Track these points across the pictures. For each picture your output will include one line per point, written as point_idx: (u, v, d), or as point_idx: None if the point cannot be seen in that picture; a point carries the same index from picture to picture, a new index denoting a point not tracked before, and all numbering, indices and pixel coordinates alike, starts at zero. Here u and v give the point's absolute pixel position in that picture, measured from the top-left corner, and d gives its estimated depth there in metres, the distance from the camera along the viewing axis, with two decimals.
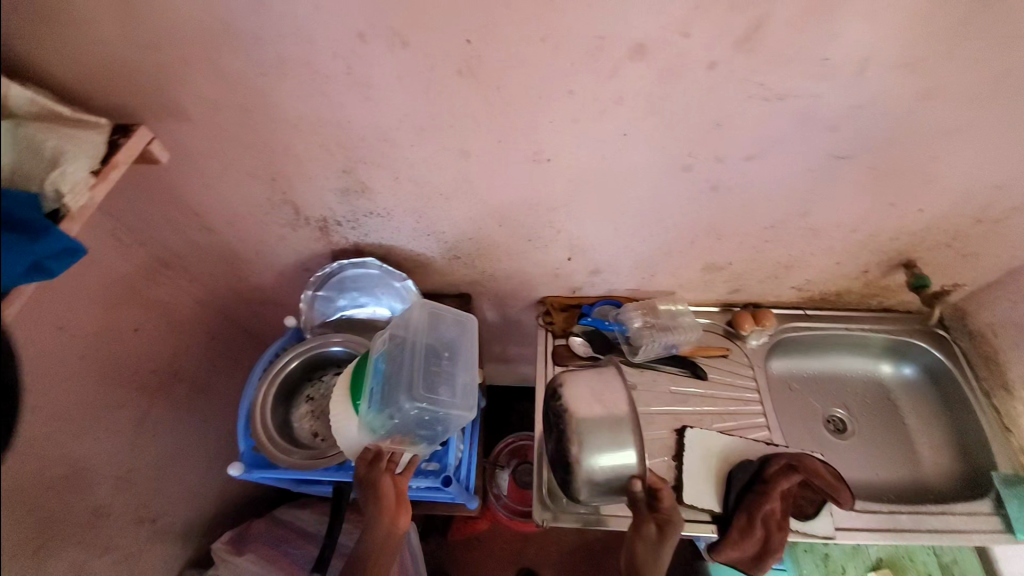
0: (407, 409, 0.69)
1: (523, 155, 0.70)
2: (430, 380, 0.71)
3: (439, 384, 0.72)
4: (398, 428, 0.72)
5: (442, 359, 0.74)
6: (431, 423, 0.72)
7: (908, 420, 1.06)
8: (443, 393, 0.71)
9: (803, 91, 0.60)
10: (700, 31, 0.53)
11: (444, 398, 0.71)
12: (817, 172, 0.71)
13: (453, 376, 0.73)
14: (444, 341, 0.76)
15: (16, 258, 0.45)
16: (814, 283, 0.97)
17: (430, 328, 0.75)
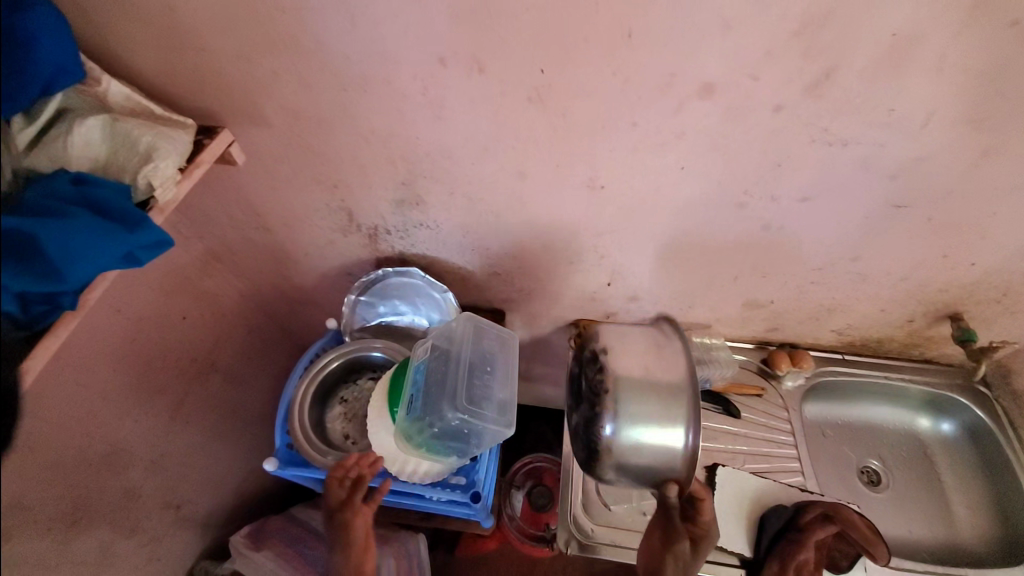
0: (449, 417, 0.70)
1: (579, 181, 0.72)
2: (472, 393, 0.73)
3: (481, 397, 0.73)
4: (436, 436, 0.73)
5: (484, 373, 0.75)
6: (469, 434, 0.73)
7: (948, 478, 1.02)
8: (484, 406, 0.73)
9: (865, 139, 0.61)
10: (770, 76, 0.55)
11: (485, 412, 0.72)
12: (872, 218, 0.71)
13: (494, 391, 0.75)
14: (486, 355, 0.77)
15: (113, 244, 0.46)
16: (855, 328, 0.95)
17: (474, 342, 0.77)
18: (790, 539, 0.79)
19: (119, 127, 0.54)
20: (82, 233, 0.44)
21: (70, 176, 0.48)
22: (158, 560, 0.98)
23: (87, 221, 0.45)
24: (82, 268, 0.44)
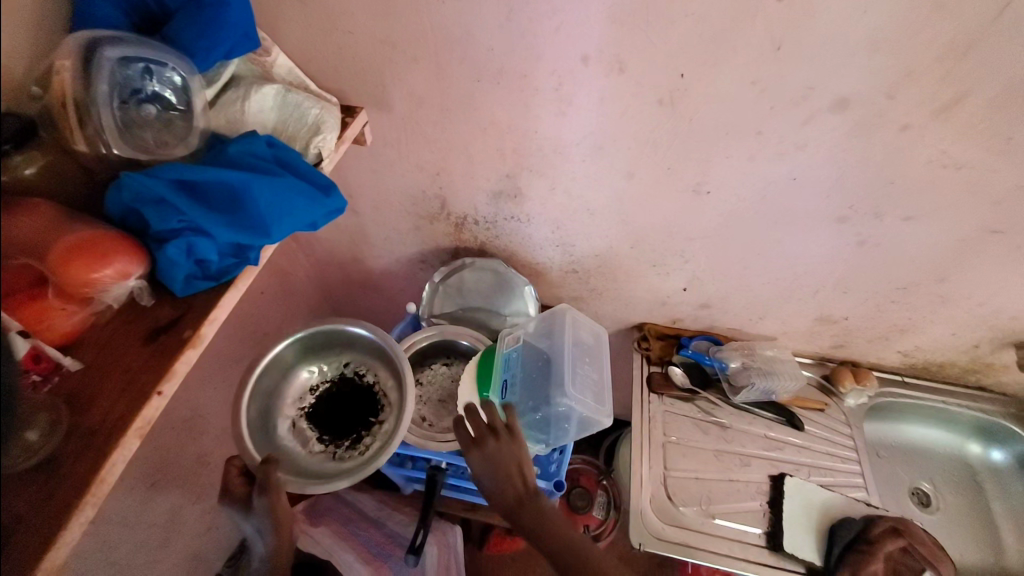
0: (557, 402, 0.75)
1: (686, 184, 0.74)
2: (576, 381, 0.78)
3: (582, 386, 0.77)
4: (534, 421, 0.77)
5: (585, 364, 0.81)
6: (569, 422, 0.77)
7: (996, 505, 1.03)
8: (586, 395, 0.77)
9: (980, 164, 0.63)
10: (905, 97, 0.58)
11: (587, 401, 0.77)
12: (966, 241, 0.73)
13: (594, 382, 0.80)
14: (584, 347, 0.83)
15: (309, 207, 0.50)
16: (921, 350, 0.97)
17: (573, 333, 0.83)
18: (861, 552, 0.81)
19: (292, 98, 0.57)
20: (285, 192, 0.49)
21: (265, 139, 0.51)
22: (217, 529, 0.98)
23: (290, 182, 0.49)
24: (282, 225, 0.49)
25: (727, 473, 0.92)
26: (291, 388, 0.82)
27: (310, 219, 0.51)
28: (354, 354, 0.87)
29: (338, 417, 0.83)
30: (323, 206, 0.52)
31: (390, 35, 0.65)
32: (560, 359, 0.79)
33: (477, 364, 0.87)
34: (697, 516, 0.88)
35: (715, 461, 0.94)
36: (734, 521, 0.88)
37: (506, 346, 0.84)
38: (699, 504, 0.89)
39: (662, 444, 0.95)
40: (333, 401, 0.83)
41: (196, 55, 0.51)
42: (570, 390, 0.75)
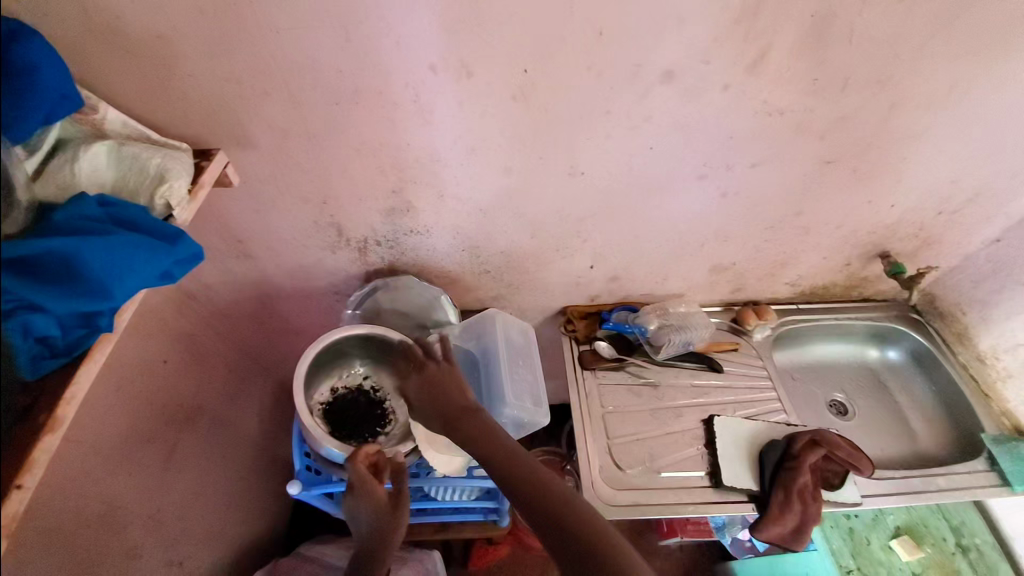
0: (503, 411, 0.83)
1: (561, 169, 0.78)
2: (516, 387, 0.86)
3: (521, 389, 0.86)
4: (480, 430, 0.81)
5: (519, 366, 0.89)
6: (510, 424, 0.84)
7: (901, 398, 1.15)
8: (527, 402, 0.85)
9: (799, 106, 0.72)
10: (717, 59, 0.65)
11: (528, 407, 0.85)
12: (811, 175, 0.82)
13: (528, 383, 0.88)
14: (517, 348, 0.91)
15: (157, 258, 0.50)
16: (805, 278, 1.08)
17: (504, 336, 0.91)
18: (788, 468, 0.89)
19: (127, 152, 0.57)
20: (123, 248, 0.48)
21: (96, 199, 0.50)
22: None
23: (129, 238, 0.49)
24: (126, 284, 0.48)
25: (664, 426, 0.98)
26: (320, 381, 0.87)
27: (160, 270, 0.51)
28: (376, 370, 0.92)
29: (350, 418, 0.87)
30: (173, 253, 0.52)
31: (233, 73, 0.64)
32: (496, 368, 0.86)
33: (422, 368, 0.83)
34: (644, 474, 0.92)
35: (652, 418, 0.99)
36: (677, 470, 0.93)
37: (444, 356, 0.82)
38: (644, 463, 0.94)
39: (603, 415, 1.00)
40: (348, 407, 0.87)
41: (11, 127, 0.47)
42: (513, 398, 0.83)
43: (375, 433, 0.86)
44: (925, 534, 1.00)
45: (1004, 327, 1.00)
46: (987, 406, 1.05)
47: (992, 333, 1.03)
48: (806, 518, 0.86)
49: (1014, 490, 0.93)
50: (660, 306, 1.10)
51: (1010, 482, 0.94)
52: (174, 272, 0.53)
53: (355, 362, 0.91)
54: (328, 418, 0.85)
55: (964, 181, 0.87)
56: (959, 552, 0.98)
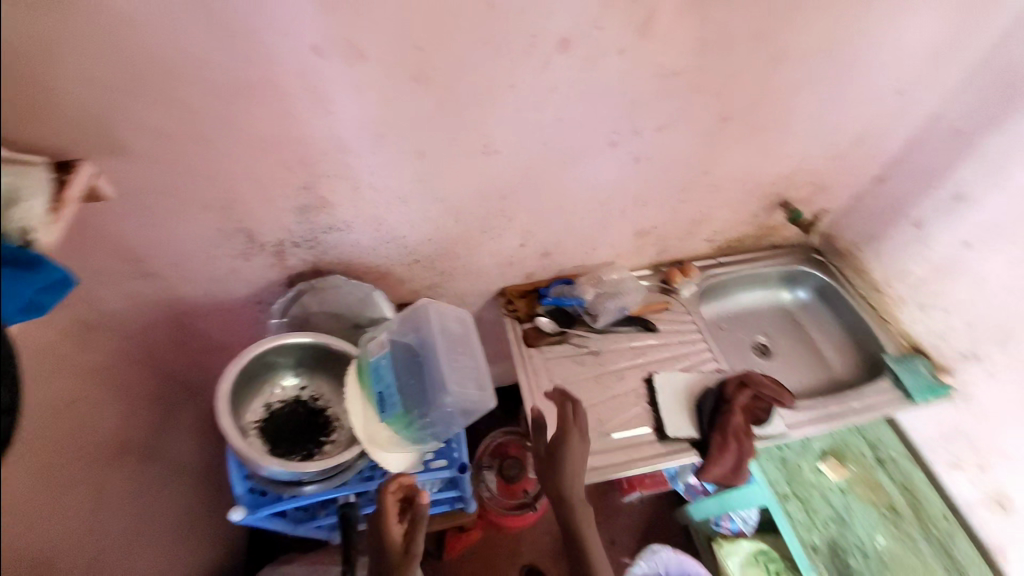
0: (437, 404, 0.72)
1: (475, 149, 0.77)
2: (457, 375, 0.73)
3: (460, 378, 0.73)
4: (422, 426, 0.75)
5: (458, 352, 0.76)
6: (456, 416, 0.74)
7: (814, 333, 1.26)
8: (470, 388, 0.73)
9: (691, 69, 0.75)
10: (608, 26, 0.66)
11: (472, 394, 0.73)
12: (712, 134, 0.87)
13: (473, 370, 0.75)
14: (454, 332, 0.77)
15: (24, 285, 0.47)
16: (720, 232, 1.16)
17: (437, 320, 0.77)
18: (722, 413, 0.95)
19: None
20: None
21: None
22: None
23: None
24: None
25: (610, 391, 1.02)
26: (252, 398, 0.82)
27: (25, 299, 0.48)
28: (314, 379, 0.86)
29: (290, 432, 0.82)
30: (40, 279, 0.49)
31: (89, 71, 0.57)
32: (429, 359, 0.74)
33: (355, 372, 0.79)
34: (594, 438, 0.96)
35: (597, 384, 1.03)
36: (625, 430, 0.97)
37: (374, 355, 0.78)
38: (593, 428, 0.97)
39: (551, 389, 1.02)
40: (288, 421, 0.82)
41: None
42: (454, 387, 0.72)
43: (318, 444, 0.82)
44: (848, 452, 1.11)
45: (890, 256, 1.13)
46: (885, 330, 1.16)
47: (881, 263, 1.15)
48: (743, 455, 0.93)
49: (915, 402, 1.05)
50: (594, 275, 1.14)
51: (911, 395, 1.06)
52: (43, 306, 0.52)
53: (289, 374, 0.86)
54: (265, 435, 0.80)
55: (842, 128, 0.96)
56: (878, 464, 1.11)
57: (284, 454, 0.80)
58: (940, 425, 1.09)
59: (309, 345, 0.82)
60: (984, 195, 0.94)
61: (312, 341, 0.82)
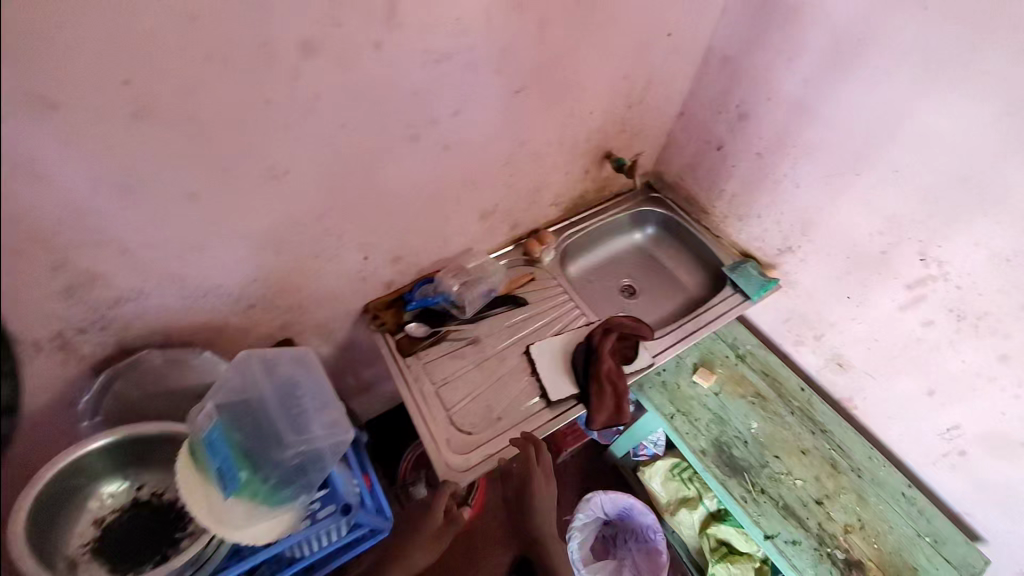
0: (286, 452, 0.68)
1: (257, 175, 0.70)
2: (301, 421, 0.71)
3: (308, 420, 0.72)
4: (274, 489, 0.68)
5: (298, 397, 0.73)
6: (312, 462, 0.71)
7: (669, 263, 1.36)
8: (319, 429, 0.72)
9: (461, 48, 0.74)
10: (350, 20, 0.62)
11: (321, 433, 0.72)
12: (510, 106, 0.88)
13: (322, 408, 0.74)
14: (289, 379, 0.74)
15: None
16: (561, 194, 1.20)
17: (267, 373, 0.73)
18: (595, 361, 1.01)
19: None
20: None
21: None
22: None
23: None
24: None
25: (493, 375, 1.03)
26: (75, 520, 0.72)
27: None
28: (149, 473, 0.76)
29: (133, 541, 0.73)
30: None
31: None
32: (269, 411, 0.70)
33: (189, 455, 0.67)
34: (485, 425, 0.97)
35: (479, 373, 1.03)
36: (514, 409, 0.99)
37: (205, 429, 0.67)
38: (483, 416, 0.98)
39: (434, 392, 1.00)
40: (128, 530, 0.73)
41: None
42: (301, 434, 0.70)
43: (171, 544, 0.74)
44: (715, 359, 1.23)
45: (707, 180, 1.24)
46: (719, 244, 1.29)
47: (703, 188, 1.27)
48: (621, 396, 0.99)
49: (754, 300, 1.17)
50: (456, 267, 1.13)
51: (749, 294, 1.18)
52: None
53: (115, 478, 0.75)
54: (103, 555, 0.71)
55: (632, 76, 1.03)
56: (739, 360, 1.24)
57: (130, 568, 0.71)
58: (779, 312, 1.23)
59: (123, 443, 0.72)
60: (755, 111, 1.06)
61: (124, 435, 0.72)
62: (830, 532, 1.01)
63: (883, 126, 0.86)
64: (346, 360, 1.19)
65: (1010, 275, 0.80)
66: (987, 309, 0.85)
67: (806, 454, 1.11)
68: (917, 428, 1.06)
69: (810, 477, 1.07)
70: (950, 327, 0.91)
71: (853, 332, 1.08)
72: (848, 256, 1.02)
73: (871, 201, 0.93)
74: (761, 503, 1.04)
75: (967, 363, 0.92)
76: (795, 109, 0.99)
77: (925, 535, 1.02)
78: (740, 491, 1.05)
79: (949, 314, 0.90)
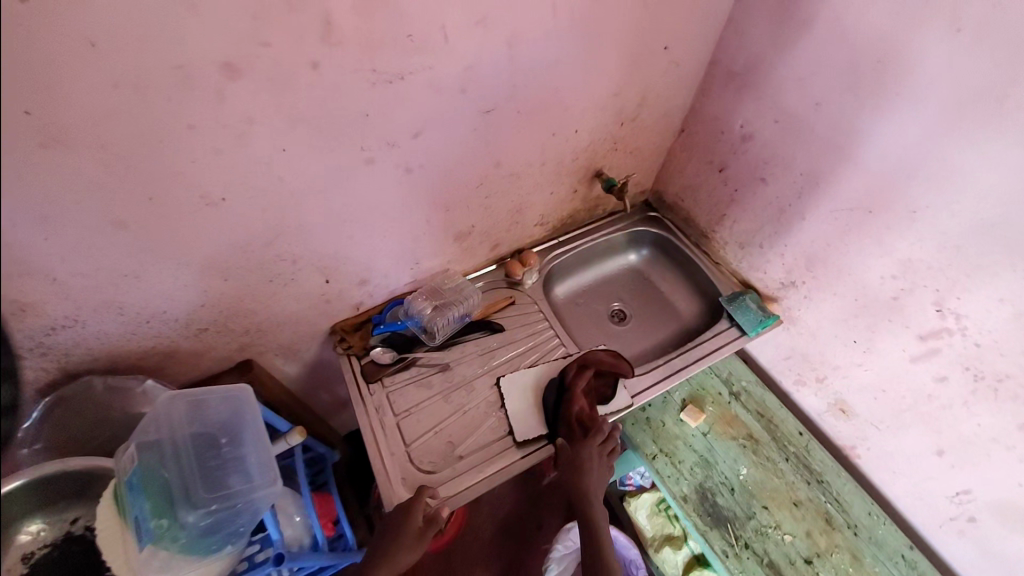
0: (195, 511, 0.65)
1: (189, 202, 0.65)
2: (225, 472, 0.69)
3: (231, 476, 0.69)
4: (190, 541, 0.66)
5: (225, 445, 0.71)
6: (231, 516, 0.68)
7: (664, 288, 1.27)
8: (241, 482, 0.69)
9: (417, 66, 0.67)
10: (279, 40, 0.56)
11: (244, 487, 0.69)
12: (480, 126, 0.80)
13: (248, 464, 0.71)
14: (219, 424, 0.72)
15: None
16: (547, 214, 1.13)
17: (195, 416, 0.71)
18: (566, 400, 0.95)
19: None
20: None
21: None
22: None
23: None
24: None
25: (458, 408, 0.97)
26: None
27: None
28: (81, 506, 0.73)
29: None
30: None
31: None
32: (191, 463, 0.68)
33: (112, 496, 0.66)
34: (445, 463, 0.91)
35: (446, 404, 0.97)
36: (477, 446, 0.93)
37: (126, 472, 0.65)
38: (444, 452, 0.92)
39: (395, 423, 0.95)
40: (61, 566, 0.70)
41: None
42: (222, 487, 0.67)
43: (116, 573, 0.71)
44: (706, 396, 1.14)
45: (708, 203, 1.14)
46: (718, 272, 1.19)
47: (703, 210, 1.17)
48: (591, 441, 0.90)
49: (750, 335, 1.08)
50: (430, 289, 1.08)
51: (746, 329, 1.08)
52: None
53: (38, 516, 0.70)
54: None
55: (624, 92, 0.93)
56: (733, 398, 1.14)
57: None
58: (779, 349, 1.13)
59: (52, 476, 0.69)
60: (761, 133, 0.95)
61: (52, 471, 0.69)
62: None
63: (904, 162, 0.76)
64: (317, 377, 1.15)
65: None
66: (1011, 371, 0.74)
67: (798, 505, 1.01)
68: (923, 488, 0.95)
69: (801, 533, 0.98)
70: (965, 387, 0.80)
71: (858, 379, 0.98)
72: (857, 298, 0.91)
73: (885, 243, 0.83)
74: (742, 559, 0.96)
75: (983, 428, 0.81)
76: (804, 135, 0.89)
77: None
78: (721, 544, 0.98)
79: (965, 372, 0.80)
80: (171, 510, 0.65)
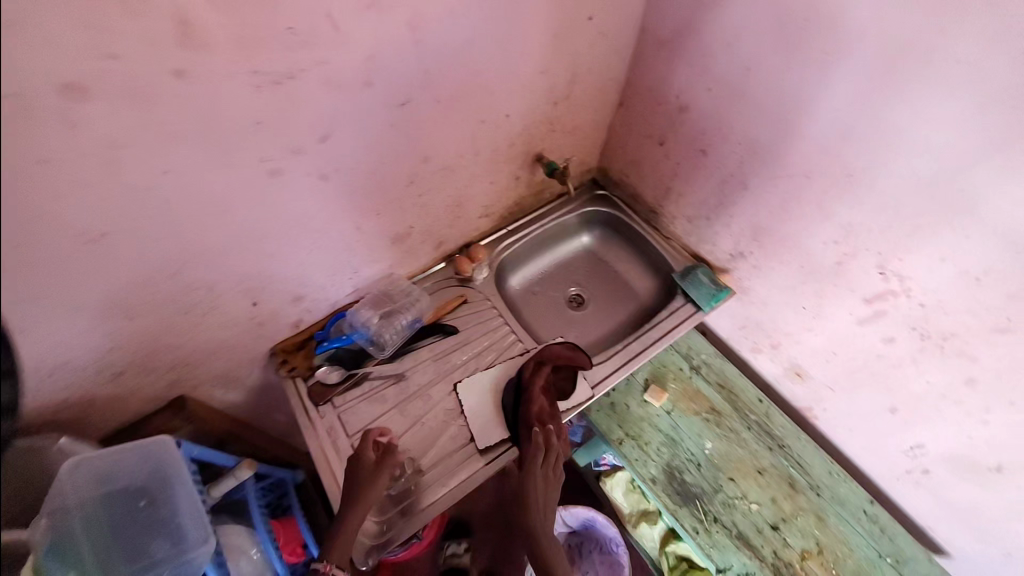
0: None
1: (61, 244, 0.56)
2: (145, 538, 0.75)
3: (154, 539, 0.76)
4: None
5: (142, 507, 0.76)
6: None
7: (620, 268, 1.25)
8: (162, 548, 0.75)
9: (307, 63, 0.59)
10: (126, 47, 0.47)
11: (166, 552, 0.75)
12: (396, 123, 0.74)
13: (172, 525, 0.77)
14: (133, 485, 0.76)
15: None
16: (490, 205, 1.07)
17: (103, 480, 0.74)
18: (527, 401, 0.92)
19: None
20: None
21: None
22: None
23: None
24: None
25: (416, 420, 0.93)
26: None
27: None
28: None
29: None
30: None
31: None
32: (113, 528, 0.74)
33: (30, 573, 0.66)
34: (407, 482, 0.87)
35: (402, 419, 0.93)
36: (439, 458, 0.89)
37: (39, 549, 0.67)
38: (405, 471, 0.88)
39: (350, 445, 0.90)
40: None
41: None
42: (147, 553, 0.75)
43: None
44: (667, 373, 1.14)
45: (653, 179, 1.11)
46: (670, 247, 1.17)
47: (650, 186, 1.14)
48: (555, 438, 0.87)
49: (705, 310, 1.07)
50: (377, 297, 1.01)
51: (701, 304, 1.08)
52: None
53: None
54: None
55: (552, 70, 0.87)
56: (694, 372, 1.14)
57: None
58: (734, 319, 1.13)
59: None
60: (697, 104, 0.92)
61: None
62: (786, 560, 0.95)
63: (839, 126, 0.74)
64: (266, 401, 1.09)
65: (977, 295, 0.69)
66: (954, 329, 0.75)
67: (762, 474, 1.03)
68: (879, 443, 0.97)
69: (766, 500, 1.00)
70: (913, 346, 0.81)
71: (810, 343, 0.99)
72: (803, 265, 0.91)
73: (827, 210, 0.82)
74: (712, 534, 0.98)
75: (931, 385, 0.82)
76: (738, 103, 0.85)
77: (887, 555, 0.96)
78: (691, 522, 0.99)
79: (911, 332, 0.80)
80: (99, 572, 0.72)
